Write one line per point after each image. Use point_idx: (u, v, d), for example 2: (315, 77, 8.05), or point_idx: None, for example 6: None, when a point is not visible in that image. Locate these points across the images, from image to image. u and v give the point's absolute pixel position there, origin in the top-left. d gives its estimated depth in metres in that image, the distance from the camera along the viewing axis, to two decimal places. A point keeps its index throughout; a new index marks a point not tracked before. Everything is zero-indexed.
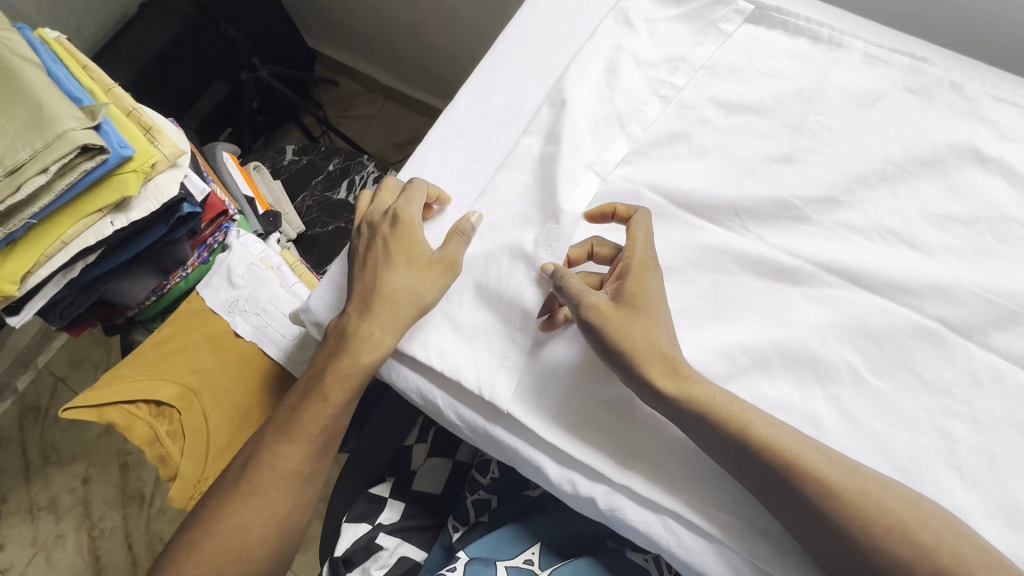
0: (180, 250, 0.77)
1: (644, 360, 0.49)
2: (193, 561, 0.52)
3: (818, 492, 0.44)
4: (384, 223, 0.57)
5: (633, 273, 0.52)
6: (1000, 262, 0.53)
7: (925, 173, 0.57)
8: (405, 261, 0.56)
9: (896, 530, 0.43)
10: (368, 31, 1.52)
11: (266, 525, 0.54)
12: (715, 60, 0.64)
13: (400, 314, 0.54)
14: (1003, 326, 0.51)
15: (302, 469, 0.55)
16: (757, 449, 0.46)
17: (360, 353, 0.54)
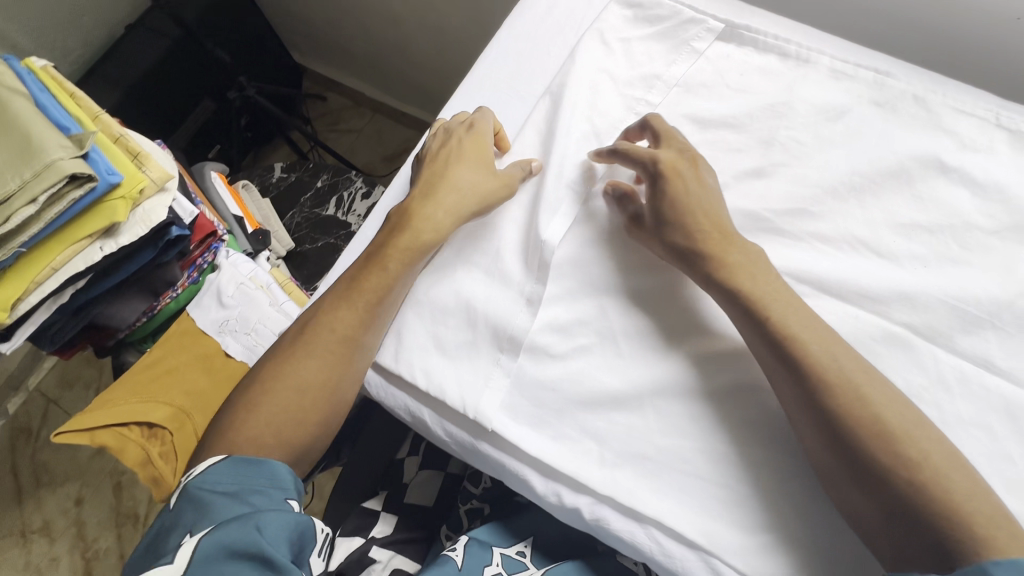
0: (169, 272, 0.78)
1: (688, 252, 0.54)
2: (247, 430, 0.53)
3: (839, 393, 0.46)
4: (463, 129, 0.65)
5: (666, 175, 0.56)
6: (964, 268, 0.55)
7: (891, 184, 0.59)
8: (470, 161, 0.62)
9: (884, 433, 0.45)
10: (354, 46, 1.54)
11: (317, 384, 0.55)
12: (688, 77, 0.66)
13: (455, 207, 0.60)
14: (967, 330, 0.53)
15: (355, 334, 0.57)
16: (776, 338, 0.49)
17: (421, 232, 0.59)
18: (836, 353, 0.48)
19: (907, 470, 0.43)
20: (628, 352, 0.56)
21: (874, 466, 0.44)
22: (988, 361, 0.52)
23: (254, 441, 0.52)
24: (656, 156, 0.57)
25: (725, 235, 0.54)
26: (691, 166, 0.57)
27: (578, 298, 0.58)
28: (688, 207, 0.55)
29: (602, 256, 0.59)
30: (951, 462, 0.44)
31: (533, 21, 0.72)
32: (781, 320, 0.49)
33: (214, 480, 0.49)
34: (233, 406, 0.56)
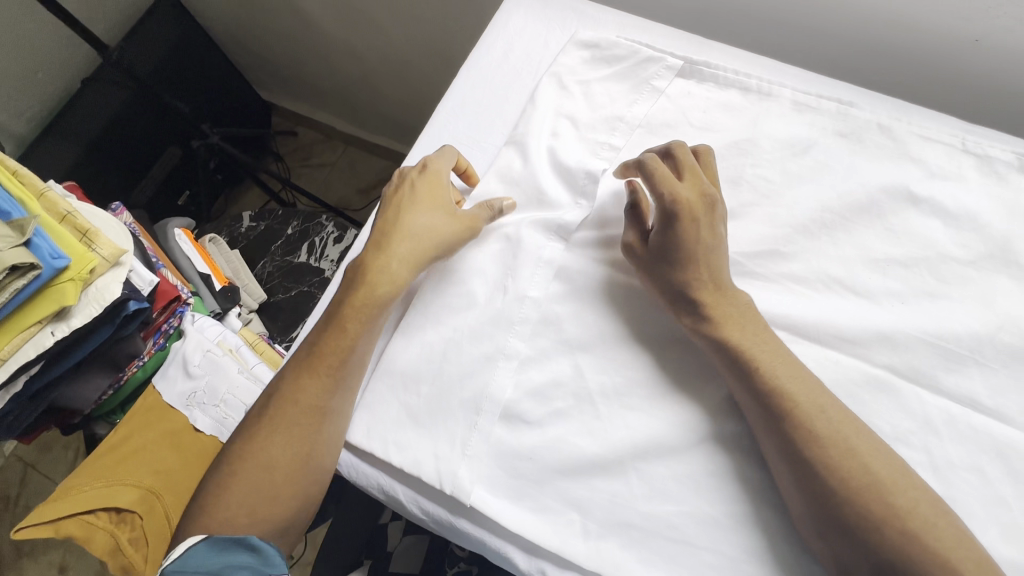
0: (131, 345, 0.74)
1: (676, 292, 0.53)
2: (219, 515, 0.50)
3: (843, 453, 0.45)
4: (415, 171, 0.61)
5: (682, 214, 0.53)
6: (942, 302, 0.54)
7: (862, 218, 0.58)
8: (426, 207, 0.58)
9: (868, 484, 0.44)
10: (320, 82, 1.51)
11: (287, 462, 0.51)
12: (650, 117, 0.65)
13: (415, 260, 0.56)
14: (950, 368, 0.52)
15: (322, 402, 0.53)
16: (760, 387, 0.48)
17: (379, 285, 0.55)
18: (802, 398, 0.47)
19: (887, 523, 0.42)
20: (605, 414, 0.54)
21: (853, 516, 0.43)
22: (974, 400, 0.51)
23: (227, 524, 0.50)
24: (678, 193, 0.53)
25: (718, 281, 0.52)
26: (709, 211, 0.54)
27: (551, 358, 0.56)
28: (692, 254, 0.52)
29: (574, 313, 0.57)
30: (935, 517, 0.43)
31: (489, 66, 0.70)
32: (767, 368, 0.48)
33: (195, 562, 0.48)
34: (206, 486, 0.53)
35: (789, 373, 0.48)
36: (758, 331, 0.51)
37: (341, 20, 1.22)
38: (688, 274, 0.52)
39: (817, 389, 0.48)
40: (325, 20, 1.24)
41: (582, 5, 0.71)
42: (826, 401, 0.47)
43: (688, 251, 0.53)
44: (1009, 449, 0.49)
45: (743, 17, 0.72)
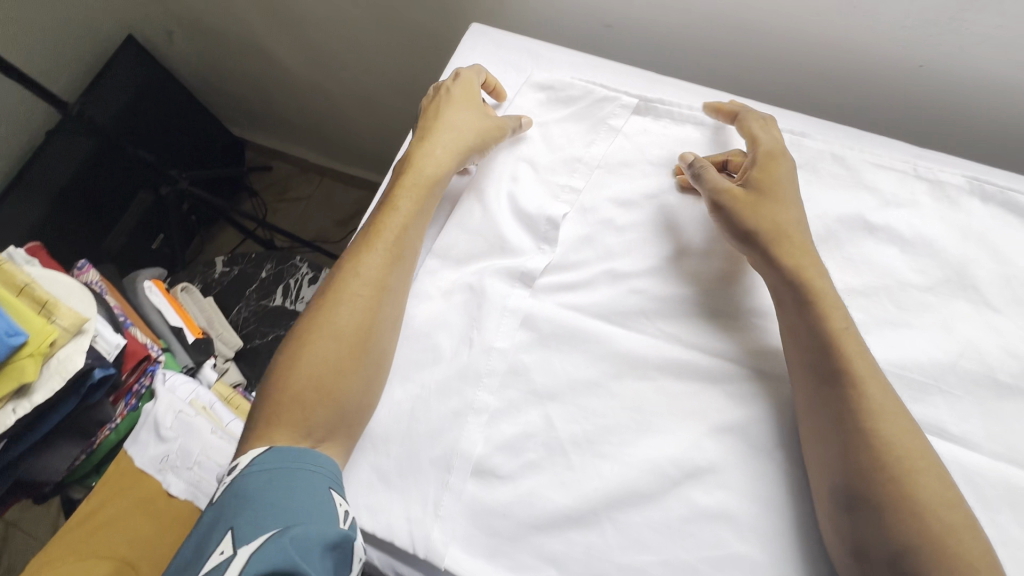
0: (101, 411, 0.74)
1: (751, 247, 0.56)
2: (288, 391, 0.53)
3: (892, 440, 0.47)
4: (448, 80, 0.67)
5: (760, 164, 0.58)
6: (903, 330, 0.54)
7: (821, 249, 0.58)
8: (459, 110, 0.64)
9: (913, 470, 0.46)
10: (291, 118, 1.50)
11: (350, 336, 0.54)
12: (608, 157, 0.65)
13: (456, 154, 0.62)
14: (916, 398, 0.52)
15: (380, 281, 0.57)
16: (830, 360, 0.50)
17: (426, 168, 0.62)
18: (827, 291, 0.53)
19: (925, 514, 0.44)
20: (577, 464, 0.53)
21: (895, 495, 0.45)
22: (941, 428, 0.51)
23: (299, 400, 0.52)
24: (755, 144, 0.59)
25: (802, 241, 0.55)
26: (782, 162, 0.59)
27: (521, 409, 0.56)
28: (771, 195, 0.57)
29: (541, 362, 0.57)
30: (963, 529, 0.44)
31: None
32: (832, 325, 0.51)
33: (263, 464, 0.48)
34: (275, 366, 0.55)
35: (858, 354, 0.51)
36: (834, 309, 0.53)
37: (305, 60, 1.22)
38: (768, 217, 0.56)
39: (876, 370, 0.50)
40: (290, 61, 1.24)
41: (536, 46, 0.72)
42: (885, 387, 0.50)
43: (766, 194, 0.57)
44: (979, 478, 0.49)
45: (698, 50, 0.73)
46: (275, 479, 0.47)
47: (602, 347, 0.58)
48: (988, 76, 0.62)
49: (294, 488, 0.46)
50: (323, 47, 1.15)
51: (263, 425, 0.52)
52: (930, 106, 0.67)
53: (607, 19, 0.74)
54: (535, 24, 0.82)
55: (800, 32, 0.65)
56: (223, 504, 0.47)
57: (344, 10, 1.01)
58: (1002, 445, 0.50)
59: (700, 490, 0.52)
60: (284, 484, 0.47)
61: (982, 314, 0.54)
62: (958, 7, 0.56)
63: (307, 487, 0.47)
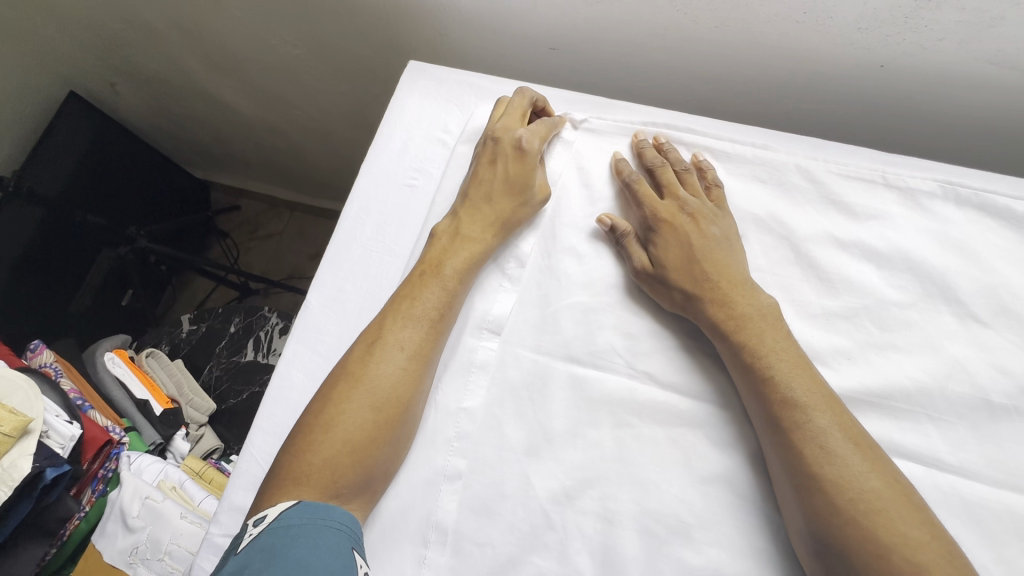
0: (61, 507, 0.69)
1: (693, 299, 0.52)
2: (304, 460, 0.47)
3: (852, 480, 0.43)
4: (511, 148, 0.59)
5: (659, 232, 0.55)
6: (888, 354, 0.51)
7: (795, 270, 0.55)
8: (516, 169, 0.58)
9: (869, 508, 0.42)
10: (250, 157, 1.46)
11: (390, 403, 0.50)
12: (564, 185, 0.61)
13: (504, 217, 0.57)
14: (906, 426, 0.49)
15: (422, 346, 0.52)
16: (772, 401, 0.47)
17: (467, 230, 0.57)
18: (755, 324, 0.50)
19: (886, 556, 0.41)
20: (560, 528, 0.50)
21: (860, 538, 0.41)
22: (937, 458, 0.48)
23: (330, 468, 0.47)
24: (649, 207, 0.56)
25: (735, 280, 0.52)
26: (693, 220, 0.55)
27: (496, 473, 0.52)
28: (692, 255, 0.53)
29: (513, 419, 0.53)
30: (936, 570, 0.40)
31: (391, 161, 0.64)
32: (767, 363, 0.48)
33: (289, 518, 0.43)
34: (304, 422, 0.50)
35: (806, 391, 0.47)
36: (780, 340, 0.50)
37: (257, 105, 1.19)
38: (693, 271, 0.53)
39: (832, 403, 0.47)
40: (243, 107, 1.21)
41: (478, 77, 0.68)
42: (841, 421, 0.46)
43: (687, 254, 0.54)
44: (981, 510, 0.46)
45: (648, 64, 0.70)
46: (301, 532, 0.42)
47: (577, 395, 0.53)
48: (947, 74, 0.59)
49: (321, 548, 0.41)
50: (271, 90, 1.11)
51: (272, 497, 0.46)
52: (889, 105, 0.65)
53: (551, 42, 0.71)
54: (479, 52, 0.78)
55: (751, 40, 0.61)
56: (245, 554, 0.41)
57: (284, 50, 0.97)
58: (1002, 469, 0.47)
59: (689, 548, 0.48)
60: (311, 543, 0.41)
61: (968, 329, 0.51)
62: (913, 6, 0.52)
63: (331, 544, 0.42)
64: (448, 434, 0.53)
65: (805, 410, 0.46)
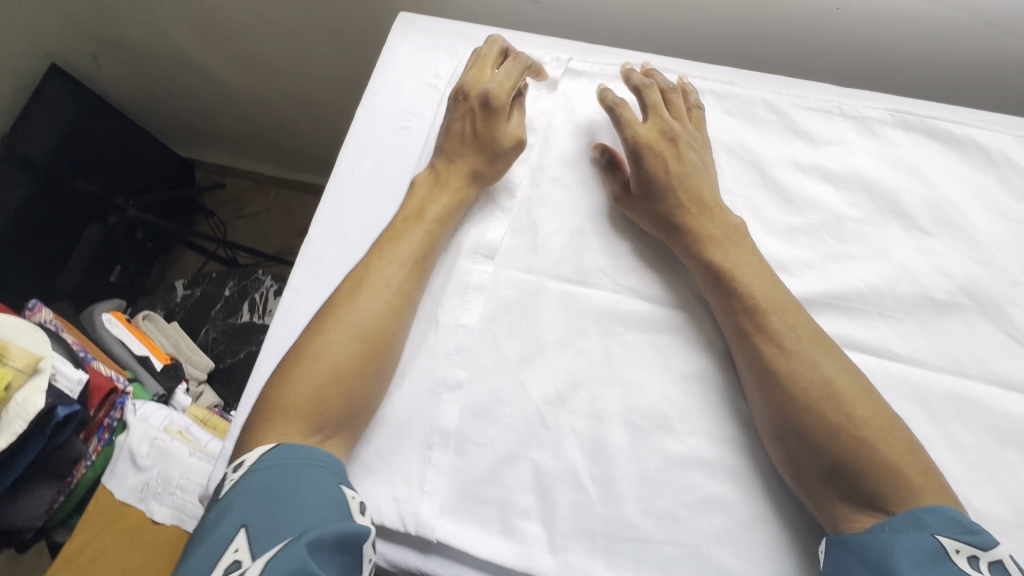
0: (71, 449, 0.72)
1: (670, 220, 0.57)
2: (289, 397, 0.50)
3: (809, 371, 0.49)
4: (478, 103, 0.61)
5: (643, 151, 0.58)
6: (845, 263, 0.57)
7: (762, 193, 0.60)
8: (485, 119, 0.61)
9: (821, 393, 0.48)
10: (236, 132, 1.47)
11: (366, 331, 0.53)
12: (549, 123, 0.66)
13: (472, 172, 0.61)
14: (861, 324, 0.55)
15: (403, 285, 0.56)
16: (739, 308, 0.53)
17: (450, 175, 0.61)
18: (724, 244, 0.55)
19: (841, 434, 0.46)
20: (554, 426, 0.54)
21: (816, 418, 0.47)
22: (888, 350, 0.54)
23: (314, 404, 0.50)
24: (634, 131, 0.59)
25: (704, 203, 0.57)
26: (671, 143, 0.58)
27: (493, 381, 0.56)
28: (669, 182, 0.57)
29: (508, 332, 0.57)
30: (881, 440, 0.46)
31: (385, 105, 0.68)
32: (734, 276, 0.53)
33: (274, 464, 0.46)
34: (292, 355, 0.54)
35: (767, 299, 0.52)
36: (745, 257, 0.54)
37: (245, 75, 1.21)
38: (671, 197, 0.57)
39: (793, 310, 0.52)
40: (231, 78, 1.23)
41: (466, 27, 0.71)
42: (802, 324, 0.51)
43: (665, 178, 0.57)
44: (926, 392, 0.52)
45: (625, 15, 0.74)
46: (286, 477, 0.45)
47: (566, 310, 0.58)
48: (895, 15, 0.65)
49: (311, 489, 0.44)
50: (258, 56, 1.13)
51: (259, 433, 0.49)
52: (845, 49, 0.71)
53: None
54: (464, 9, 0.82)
55: None
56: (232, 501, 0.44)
57: (272, 13, 0.99)
58: (944, 357, 0.53)
59: (670, 438, 0.53)
60: (301, 485, 0.44)
61: (915, 239, 0.57)
62: None
63: (320, 483, 0.45)
64: (448, 348, 0.57)
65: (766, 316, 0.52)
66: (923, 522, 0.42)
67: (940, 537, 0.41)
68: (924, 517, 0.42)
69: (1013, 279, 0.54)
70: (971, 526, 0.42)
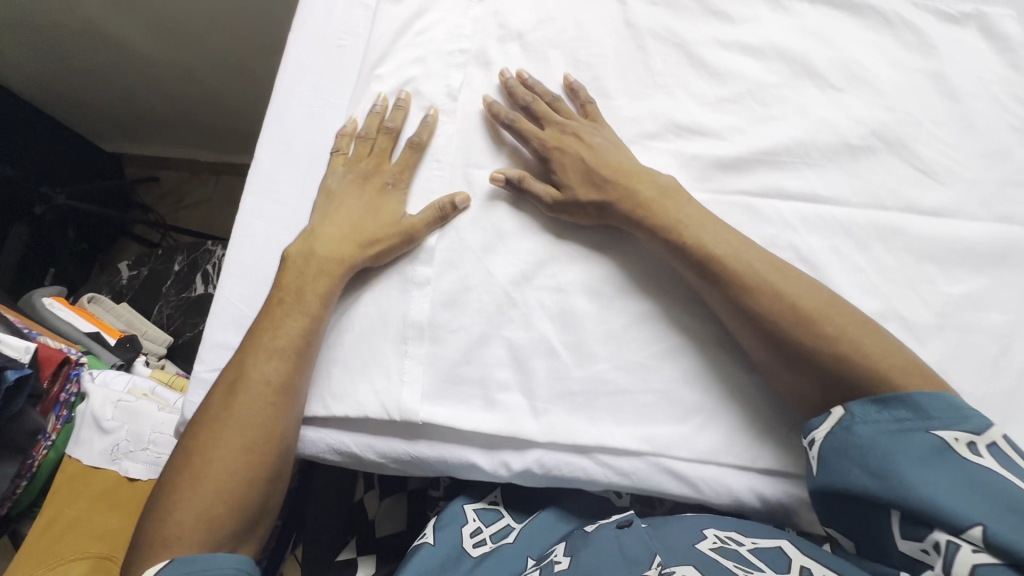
0: (29, 419, 0.68)
1: (600, 190, 0.56)
2: (173, 519, 0.45)
3: (740, 271, 0.51)
4: (377, 179, 0.59)
5: (555, 159, 0.58)
6: (771, 123, 0.61)
7: (691, 70, 0.63)
8: (376, 157, 0.60)
9: (764, 291, 0.49)
10: (162, 115, 1.40)
11: (289, 346, 0.52)
12: (483, 27, 0.66)
13: (369, 215, 0.57)
14: (791, 175, 0.59)
15: (289, 378, 0.51)
16: (661, 227, 0.54)
17: (346, 204, 0.58)
18: (650, 190, 0.56)
19: (795, 320, 0.48)
20: (523, 304, 0.56)
21: (769, 315, 0.49)
22: (817, 194, 0.58)
23: (205, 519, 0.45)
24: (540, 135, 0.59)
25: (631, 172, 0.57)
26: (576, 137, 0.59)
27: (459, 271, 0.57)
28: (591, 167, 0.57)
29: (468, 225, 0.59)
30: (838, 318, 0.48)
31: (317, 27, 0.67)
32: (648, 199, 0.55)
33: None
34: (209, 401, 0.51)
35: (684, 215, 0.54)
36: (656, 184, 0.56)
37: (165, 41, 1.16)
38: (592, 193, 0.56)
39: (705, 216, 0.54)
40: (149, 48, 1.18)
41: None
42: (716, 228, 0.53)
43: (587, 171, 0.57)
44: (851, 226, 0.57)
45: None
46: None
47: (521, 198, 0.60)
48: None
49: None
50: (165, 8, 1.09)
51: (143, 561, 0.44)
52: None
53: None
54: None
55: None
56: None
57: None
58: (865, 195, 0.58)
59: (631, 296, 0.56)
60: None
61: (829, 96, 0.62)
62: None
63: None
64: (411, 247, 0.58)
65: (686, 230, 0.53)
66: (921, 415, 0.42)
67: (936, 432, 0.41)
68: (921, 404, 0.42)
69: (916, 120, 0.60)
70: (966, 413, 0.42)
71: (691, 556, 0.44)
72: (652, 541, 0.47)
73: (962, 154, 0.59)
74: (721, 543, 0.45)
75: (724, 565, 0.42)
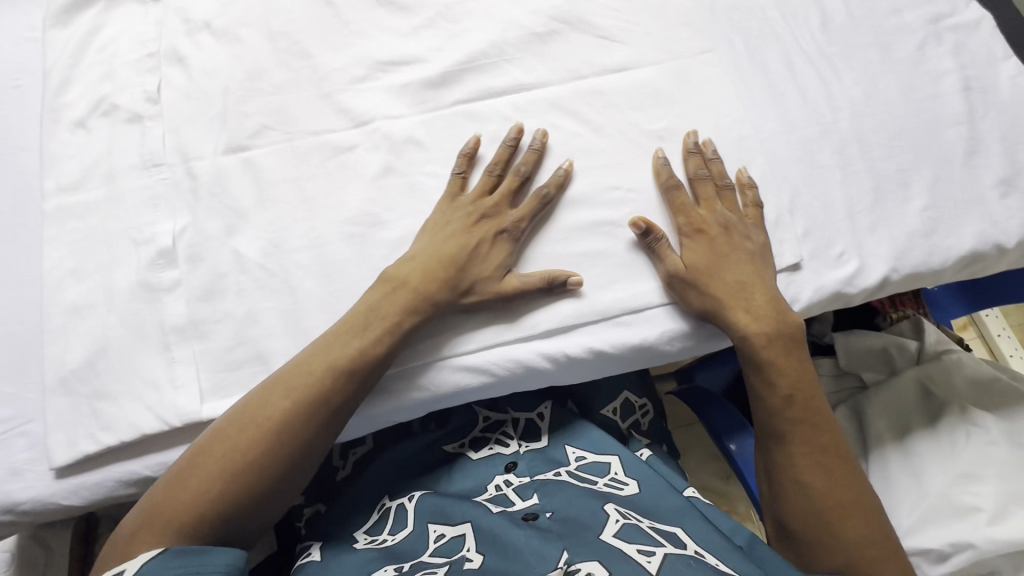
0: None
1: (704, 287, 0.55)
2: (181, 496, 0.45)
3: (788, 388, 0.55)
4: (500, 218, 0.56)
5: (692, 246, 0.56)
6: (464, 36, 0.65)
7: (380, 10, 0.66)
8: (495, 198, 0.57)
9: (800, 423, 0.54)
10: None
11: (355, 365, 0.50)
12: (167, 28, 0.64)
13: (464, 246, 0.55)
14: (495, 75, 0.63)
15: (342, 401, 0.50)
16: (720, 289, 0.55)
17: (437, 261, 0.54)
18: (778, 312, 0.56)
19: (818, 452, 0.54)
20: (281, 269, 0.56)
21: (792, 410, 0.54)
22: (522, 84, 0.63)
23: (212, 511, 0.45)
24: (677, 216, 0.58)
25: (782, 307, 0.55)
26: (727, 234, 0.57)
27: (209, 262, 0.56)
28: (726, 268, 0.55)
29: (205, 216, 0.57)
30: (860, 490, 0.52)
31: None
32: (733, 266, 0.56)
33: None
34: (262, 392, 0.50)
35: (743, 280, 0.55)
36: (742, 261, 0.56)
37: None
38: (719, 282, 0.55)
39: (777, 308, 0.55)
40: None
41: None
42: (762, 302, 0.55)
43: (714, 259, 0.56)
44: (559, 101, 0.63)
45: None
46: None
47: (252, 173, 0.59)
48: None
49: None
50: None
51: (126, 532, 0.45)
52: None
53: None
54: None
55: None
56: None
57: None
58: (563, 72, 0.64)
59: (378, 223, 0.58)
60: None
61: None
62: None
63: None
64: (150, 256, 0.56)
65: (743, 301, 0.55)
66: None
67: None
68: None
69: None
70: None
71: (597, 551, 0.46)
72: (555, 537, 0.49)
73: (630, 13, 0.66)
74: (621, 523, 0.50)
75: (624, 550, 0.46)
